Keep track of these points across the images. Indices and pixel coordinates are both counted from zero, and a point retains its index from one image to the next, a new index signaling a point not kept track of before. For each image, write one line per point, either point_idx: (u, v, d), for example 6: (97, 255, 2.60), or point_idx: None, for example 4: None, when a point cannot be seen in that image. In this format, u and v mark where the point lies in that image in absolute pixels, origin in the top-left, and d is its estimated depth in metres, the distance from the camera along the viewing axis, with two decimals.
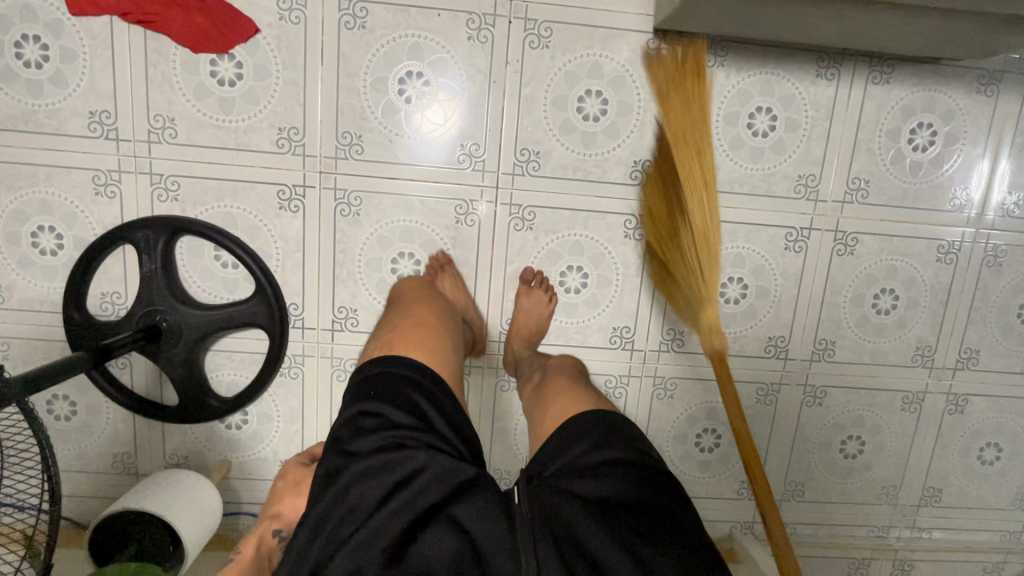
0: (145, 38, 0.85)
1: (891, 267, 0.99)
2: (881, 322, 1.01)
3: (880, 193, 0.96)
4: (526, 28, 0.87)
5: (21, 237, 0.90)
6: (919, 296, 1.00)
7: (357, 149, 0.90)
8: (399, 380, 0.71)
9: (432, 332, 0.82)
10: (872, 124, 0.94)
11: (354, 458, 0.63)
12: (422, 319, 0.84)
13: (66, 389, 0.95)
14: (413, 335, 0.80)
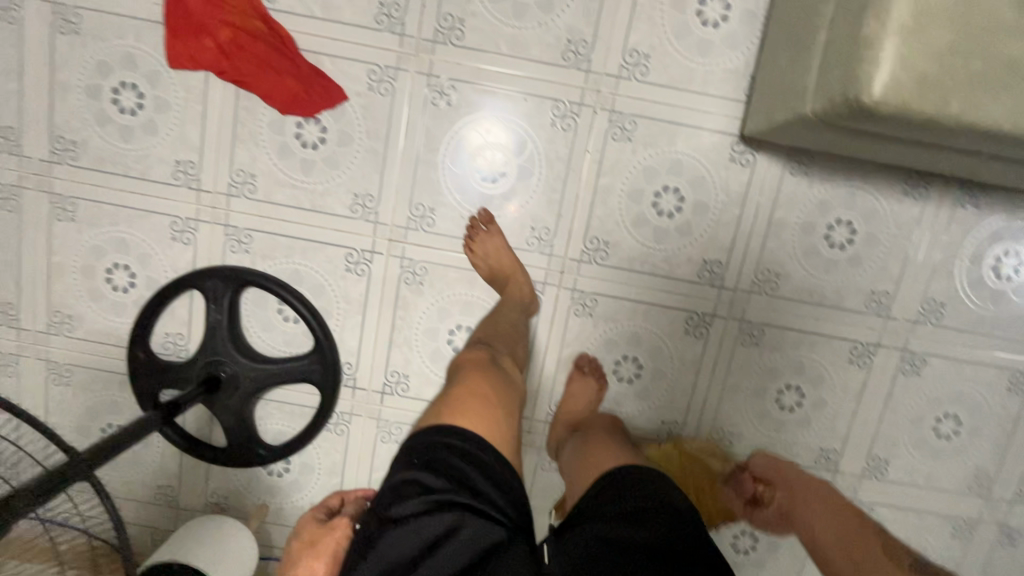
0: (237, 95, 0.86)
1: (957, 392, 0.95)
2: (940, 446, 0.97)
3: (956, 317, 0.93)
4: (610, 120, 0.87)
5: (97, 272, 0.92)
6: (983, 424, 0.97)
7: (428, 221, 0.90)
8: (458, 444, 0.63)
9: (488, 391, 0.74)
10: (955, 247, 0.91)
11: (392, 524, 0.57)
12: (478, 382, 0.75)
13: (120, 419, 0.97)
14: (471, 396, 0.72)
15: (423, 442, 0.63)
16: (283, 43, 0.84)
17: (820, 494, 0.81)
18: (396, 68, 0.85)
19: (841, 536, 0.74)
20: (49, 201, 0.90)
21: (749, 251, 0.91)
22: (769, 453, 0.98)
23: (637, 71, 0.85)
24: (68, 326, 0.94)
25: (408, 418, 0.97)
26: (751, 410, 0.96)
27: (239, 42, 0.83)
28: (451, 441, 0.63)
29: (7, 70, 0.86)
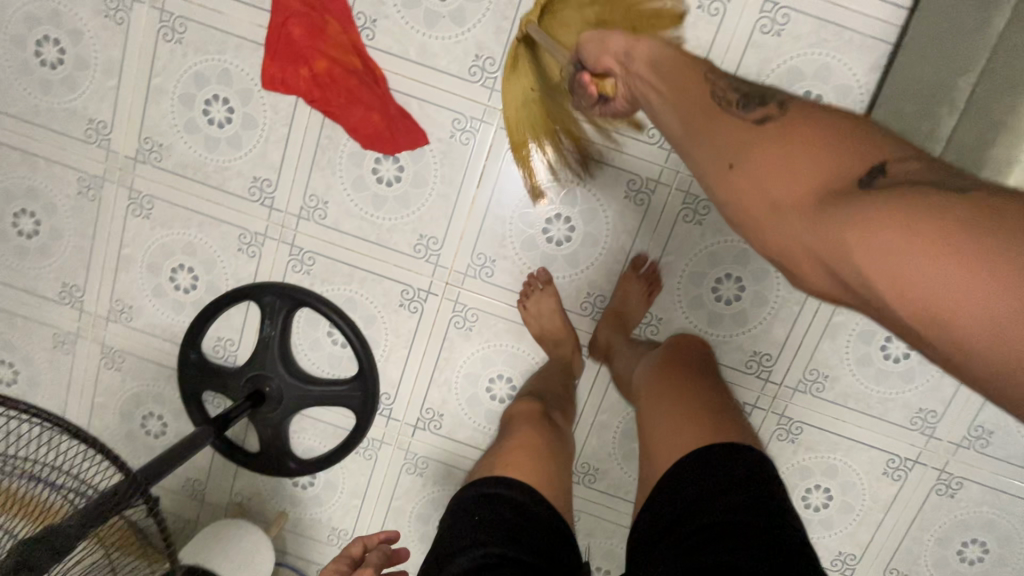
0: (321, 123, 0.88)
1: (988, 520, 0.94)
2: (962, 569, 0.96)
3: (1001, 447, 0.91)
4: (683, 201, 0.87)
5: (162, 270, 0.95)
6: (1009, 556, 0.95)
7: (487, 271, 0.91)
8: (501, 493, 0.66)
9: (533, 441, 0.77)
10: None
11: None
12: (523, 432, 0.79)
13: (163, 410, 1.01)
14: (518, 447, 0.76)
15: (470, 495, 0.67)
16: (376, 81, 0.85)
17: (651, 61, 0.63)
18: (481, 119, 0.86)
19: (720, 134, 0.48)
20: (128, 196, 0.93)
21: (802, 350, 0.90)
22: None
23: None
24: (127, 315, 0.97)
25: (436, 455, 0.99)
26: None
27: (333, 74, 0.85)
28: (496, 491, 0.66)
29: (108, 68, 0.89)
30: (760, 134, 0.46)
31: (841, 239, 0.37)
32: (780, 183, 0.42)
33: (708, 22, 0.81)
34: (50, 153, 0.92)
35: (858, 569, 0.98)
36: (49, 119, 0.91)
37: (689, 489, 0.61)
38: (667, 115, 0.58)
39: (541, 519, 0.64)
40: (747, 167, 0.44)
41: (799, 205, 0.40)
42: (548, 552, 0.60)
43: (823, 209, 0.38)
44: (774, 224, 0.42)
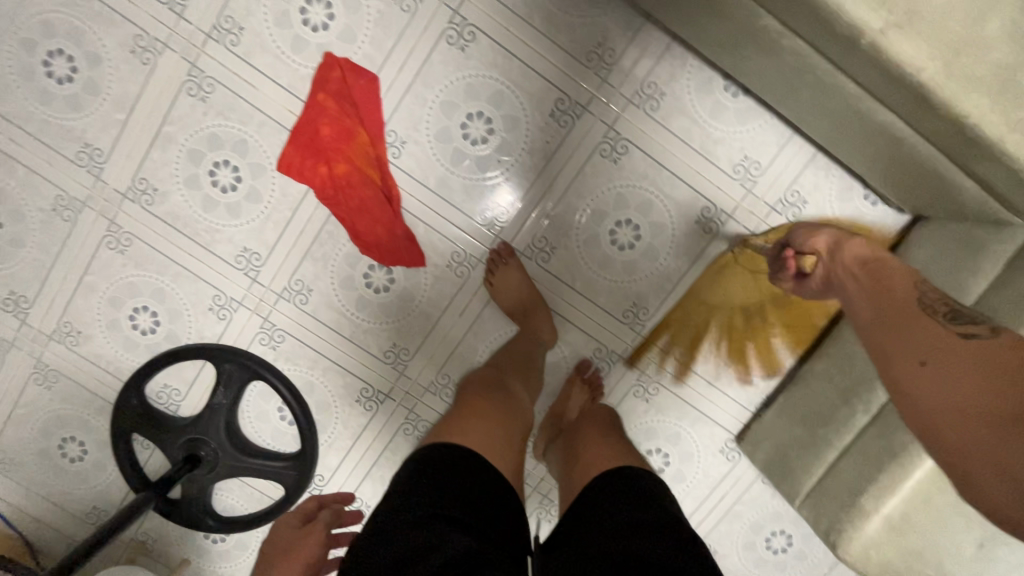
0: (325, 219, 0.89)
1: None
2: None
3: None
4: (637, 379, 0.96)
5: (123, 306, 0.93)
6: None
7: (447, 391, 0.96)
8: (451, 462, 0.60)
9: (490, 412, 0.72)
10: None
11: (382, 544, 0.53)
12: (481, 403, 0.73)
13: (87, 437, 0.98)
14: (472, 413, 0.71)
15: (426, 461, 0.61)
16: (390, 197, 0.88)
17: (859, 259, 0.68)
18: (479, 260, 0.91)
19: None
20: (106, 227, 0.90)
21: (701, 526, 1.01)
22: None
23: (678, 353, 0.95)
24: (73, 339, 0.94)
25: None
26: None
27: (350, 180, 0.86)
28: (451, 454, 0.61)
29: (119, 101, 0.86)
30: (923, 319, 0.56)
31: (982, 438, 0.46)
32: (931, 393, 0.50)
33: (699, 236, 0.90)
34: (32, 163, 0.88)
35: None
36: (41, 131, 0.87)
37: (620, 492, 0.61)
38: (796, 232, 0.79)
39: (493, 484, 0.59)
40: (878, 335, 0.60)
41: (978, 381, 0.48)
42: (490, 518, 0.56)
43: (971, 411, 0.47)
44: (932, 412, 0.50)
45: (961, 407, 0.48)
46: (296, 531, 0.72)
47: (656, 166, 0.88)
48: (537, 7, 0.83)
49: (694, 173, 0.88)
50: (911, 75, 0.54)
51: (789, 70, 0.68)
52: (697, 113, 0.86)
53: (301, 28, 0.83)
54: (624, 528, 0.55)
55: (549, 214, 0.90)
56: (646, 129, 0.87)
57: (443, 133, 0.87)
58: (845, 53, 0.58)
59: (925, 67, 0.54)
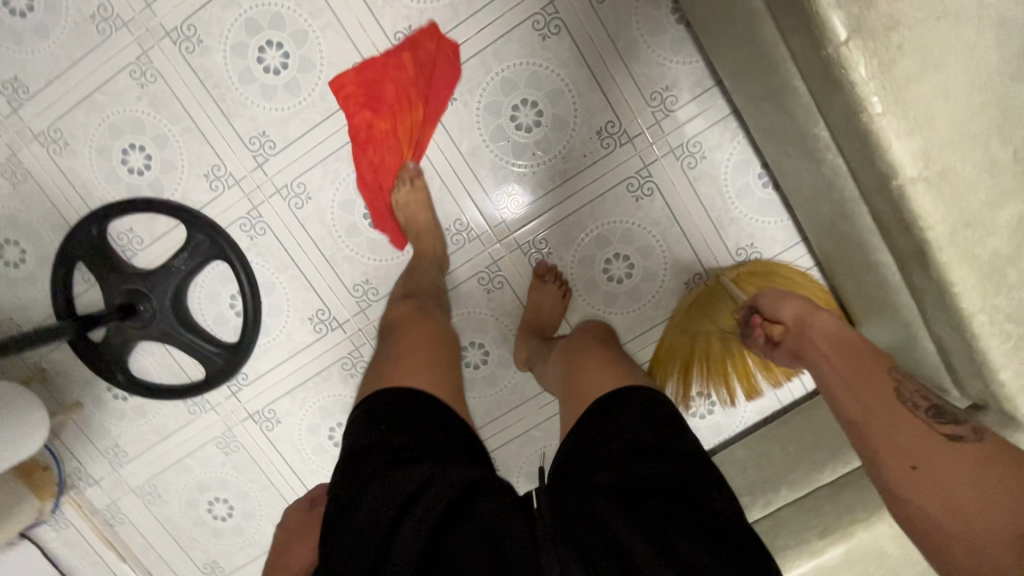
0: (351, 138, 0.90)
1: None
2: None
3: None
4: None
5: (121, 138, 0.91)
6: None
7: None
8: (389, 407, 0.60)
9: (432, 345, 0.71)
10: None
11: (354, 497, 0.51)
12: (420, 333, 0.72)
13: (30, 248, 0.95)
14: (404, 348, 0.70)
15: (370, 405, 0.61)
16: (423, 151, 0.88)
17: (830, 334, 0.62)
18: (478, 237, 0.93)
19: None
20: (136, 56, 0.88)
21: None
22: None
23: None
24: (57, 148, 0.91)
25: (250, 447, 1.02)
26: None
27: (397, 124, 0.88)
28: (387, 402, 0.60)
29: None
30: (914, 418, 0.55)
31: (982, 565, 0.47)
32: (945, 511, 0.50)
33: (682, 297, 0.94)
34: None
35: None
36: None
37: (623, 411, 0.58)
38: (762, 296, 0.70)
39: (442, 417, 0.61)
40: (859, 431, 0.57)
41: (994, 503, 0.48)
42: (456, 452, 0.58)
43: (988, 538, 0.48)
44: (949, 528, 0.50)
45: (976, 527, 0.48)
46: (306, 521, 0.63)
47: (671, 219, 0.91)
48: (624, 31, 0.85)
49: (702, 240, 0.92)
50: (921, 230, 0.59)
51: (822, 183, 0.72)
52: (726, 187, 0.89)
53: None
54: (625, 448, 0.54)
55: (559, 221, 0.92)
56: (676, 182, 0.90)
57: (493, 107, 0.88)
58: (873, 188, 0.62)
59: (935, 228, 0.58)
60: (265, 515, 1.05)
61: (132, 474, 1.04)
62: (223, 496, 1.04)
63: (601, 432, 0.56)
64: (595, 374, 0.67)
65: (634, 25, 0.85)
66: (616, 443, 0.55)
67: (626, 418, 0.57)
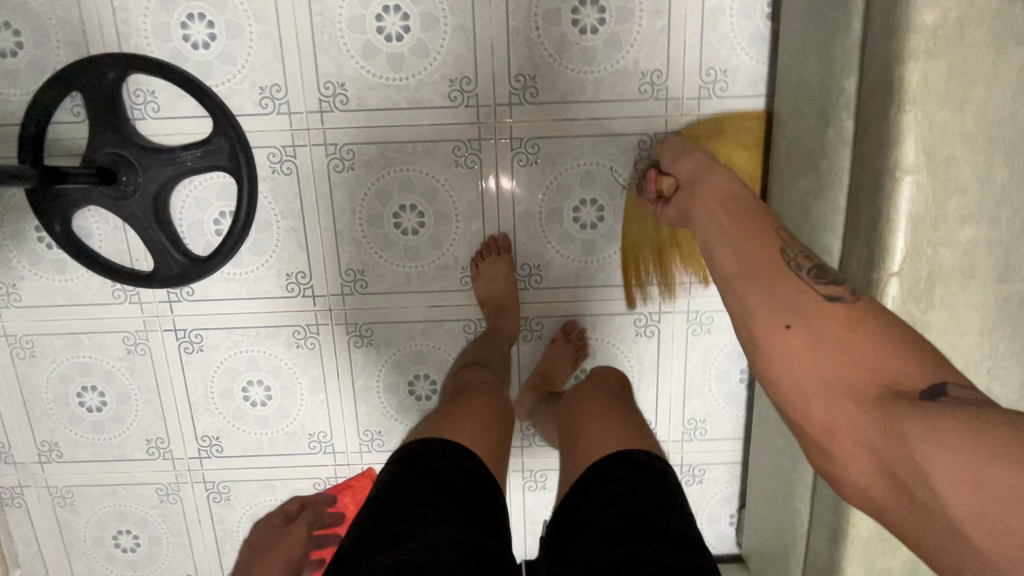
0: (423, 139, 0.86)
1: None
2: None
3: None
4: None
5: (194, 4, 0.82)
6: None
7: (357, 341, 0.94)
8: (422, 457, 0.65)
9: (481, 407, 0.75)
10: None
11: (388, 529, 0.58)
12: (470, 403, 0.76)
13: (30, 50, 0.82)
14: (455, 421, 0.71)
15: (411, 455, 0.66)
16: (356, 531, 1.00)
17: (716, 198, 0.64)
18: None
19: None
20: None
21: None
22: None
23: (528, 483, 1.03)
24: None
25: (158, 356, 0.94)
26: None
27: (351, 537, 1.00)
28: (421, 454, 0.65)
29: None
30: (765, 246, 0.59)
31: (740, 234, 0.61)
32: (958, 506, 0.40)
33: None
34: None
35: None
36: None
37: (623, 483, 0.62)
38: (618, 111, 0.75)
39: (468, 468, 0.65)
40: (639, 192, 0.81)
41: (963, 461, 0.40)
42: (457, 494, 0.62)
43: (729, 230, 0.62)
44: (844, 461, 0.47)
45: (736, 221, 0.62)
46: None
47: (654, 366, 0.96)
48: None
49: (668, 395, 0.97)
50: (846, 524, 0.67)
51: None
52: (711, 365, 0.96)
53: (569, 8, 0.82)
54: (620, 532, 0.58)
55: (561, 315, 0.94)
56: (674, 338, 0.95)
57: (564, 189, 0.89)
58: None
59: (857, 529, 0.66)
60: (137, 427, 0.98)
61: (14, 321, 0.93)
62: (101, 388, 0.96)
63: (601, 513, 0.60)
64: (601, 431, 0.72)
65: None
66: (607, 523, 0.59)
67: (620, 491, 0.62)
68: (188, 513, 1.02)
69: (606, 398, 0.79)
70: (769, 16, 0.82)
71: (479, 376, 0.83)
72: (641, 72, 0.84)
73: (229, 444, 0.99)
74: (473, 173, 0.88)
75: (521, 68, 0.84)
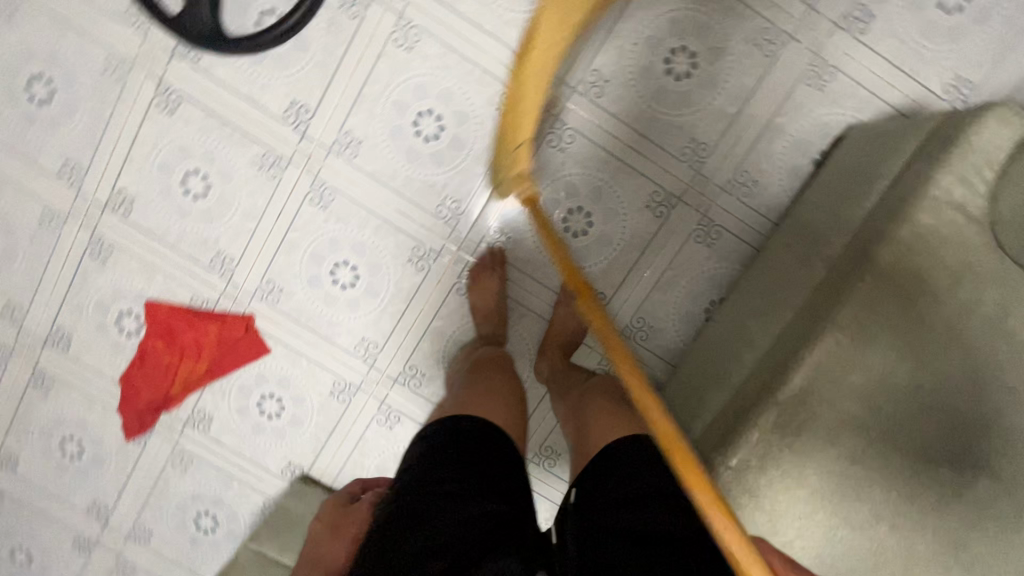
0: (485, 68, 0.88)
1: (47, 552, 1.14)
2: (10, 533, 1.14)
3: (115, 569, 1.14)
4: (350, 384, 1.02)
5: None
6: (18, 563, 1.16)
7: (315, 198, 0.94)
8: (441, 437, 0.68)
9: (495, 389, 0.79)
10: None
11: (415, 497, 0.61)
12: (487, 385, 0.80)
13: None
14: (472, 402, 0.75)
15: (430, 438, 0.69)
16: (206, 359, 1.00)
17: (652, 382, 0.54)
18: (452, 227, 0.95)
19: None
20: None
21: (210, 449, 1.06)
22: (25, 407, 1.07)
23: (377, 417, 1.03)
24: None
25: (129, 93, 0.91)
26: (74, 406, 1.06)
27: (202, 361, 1.00)
28: (436, 440, 0.68)
29: None
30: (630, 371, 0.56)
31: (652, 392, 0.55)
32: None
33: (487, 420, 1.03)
34: None
35: (3, 461, 1.10)
36: None
37: (634, 461, 0.66)
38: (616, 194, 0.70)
39: (484, 440, 0.68)
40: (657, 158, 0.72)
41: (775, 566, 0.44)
42: (473, 467, 0.64)
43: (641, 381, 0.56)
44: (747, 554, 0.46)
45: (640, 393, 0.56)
46: (343, 509, 0.87)
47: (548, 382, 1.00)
48: (681, 268, 0.94)
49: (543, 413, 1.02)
50: None
51: None
52: None
53: (669, 45, 0.87)
54: (635, 502, 0.62)
55: (501, 289, 0.97)
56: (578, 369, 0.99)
57: (570, 188, 0.92)
58: None
59: None
60: (63, 142, 0.93)
61: None
62: (55, 87, 0.91)
63: (623, 486, 0.64)
64: (606, 420, 0.75)
65: (690, 274, 0.94)
66: (626, 490, 0.64)
67: (642, 466, 0.66)
68: (60, 249, 0.98)
69: (613, 394, 0.81)
70: (813, 161, 0.90)
71: (496, 357, 0.88)
72: (690, 136, 0.90)
73: (142, 213, 0.96)
74: (506, 124, 0.90)
75: (600, 66, 0.88)
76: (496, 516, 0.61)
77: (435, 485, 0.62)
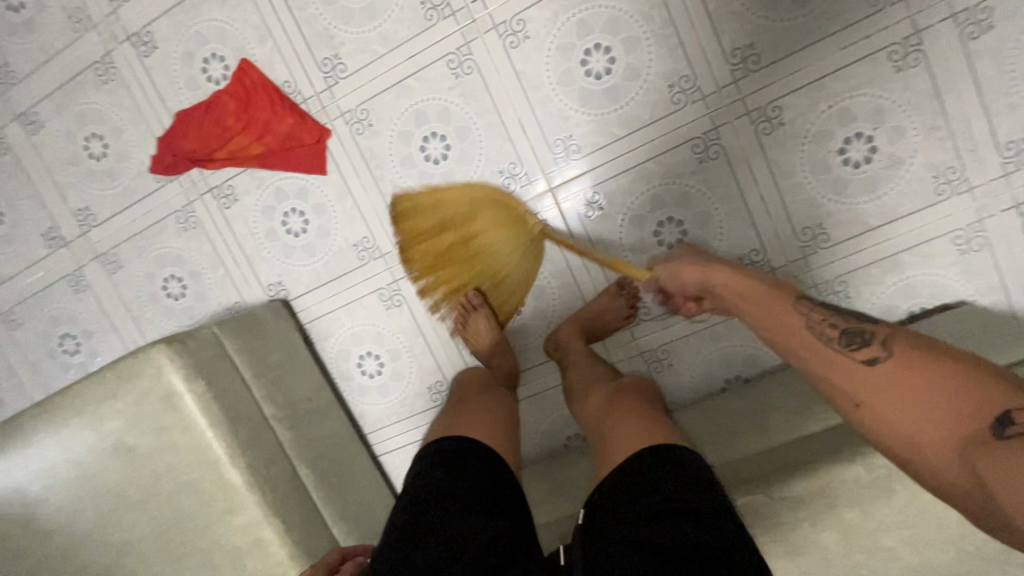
0: (682, 42, 0.83)
1: (17, 224, 1.12)
2: None
3: (67, 276, 1.12)
4: (376, 248, 0.99)
5: None
6: None
7: (453, 63, 0.89)
8: (439, 455, 0.68)
9: (491, 407, 0.79)
10: (114, 320, 1.12)
11: (424, 514, 0.61)
12: (485, 404, 0.80)
13: None
14: (469, 420, 0.75)
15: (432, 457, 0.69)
16: (263, 141, 0.97)
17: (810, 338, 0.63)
18: (556, 168, 0.91)
19: None
20: None
21: (219, 226, 1.04)
22: (75, 82, 1.03)
23: (380, 292, 1.01)
24: None
25: None
26: (120, 111, 1.02)
27: (259, 140, 0.97)
28: (438, 458, 0.68)
29: None
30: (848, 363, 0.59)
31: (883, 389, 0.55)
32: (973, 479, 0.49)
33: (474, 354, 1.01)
34: None
35: (25, 118, 1.07)
36: None
37: (649, 473, 0.60)
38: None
39: (481, 458, 0.67)
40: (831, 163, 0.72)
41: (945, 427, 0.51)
42: (477, 484, 0.64)
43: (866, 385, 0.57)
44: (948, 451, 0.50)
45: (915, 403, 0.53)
46: None
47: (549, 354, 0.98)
48: (731, 332, 0.92)
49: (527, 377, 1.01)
50: None
51: None
52: None
53: (858, 128, 0.82)
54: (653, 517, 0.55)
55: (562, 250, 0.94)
56: None
57: (683, 199, 0.89)
58: None
59: None
60: None
61: None
62: None
63: (636, 498, 0.58)
64: (626, 427, 0.69)
65: (735, 340, 0.92)
66: (639, 504, 0.57)
67: (654, 477, 0.59)
68: None
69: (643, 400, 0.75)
70: (907, 314, 0.87)
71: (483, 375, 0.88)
72: (819, 223, 0.86)
73: None
74: (667, 105, 0.85)
75: (785, 106, 0.83)
76: (501, 535, 0.58)
77: (442, 503, 0.61)
